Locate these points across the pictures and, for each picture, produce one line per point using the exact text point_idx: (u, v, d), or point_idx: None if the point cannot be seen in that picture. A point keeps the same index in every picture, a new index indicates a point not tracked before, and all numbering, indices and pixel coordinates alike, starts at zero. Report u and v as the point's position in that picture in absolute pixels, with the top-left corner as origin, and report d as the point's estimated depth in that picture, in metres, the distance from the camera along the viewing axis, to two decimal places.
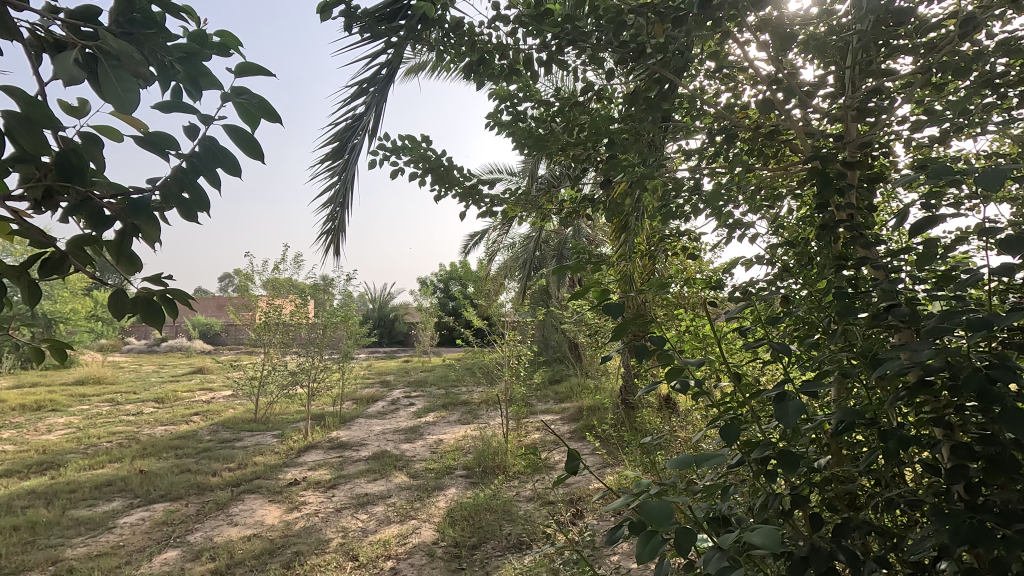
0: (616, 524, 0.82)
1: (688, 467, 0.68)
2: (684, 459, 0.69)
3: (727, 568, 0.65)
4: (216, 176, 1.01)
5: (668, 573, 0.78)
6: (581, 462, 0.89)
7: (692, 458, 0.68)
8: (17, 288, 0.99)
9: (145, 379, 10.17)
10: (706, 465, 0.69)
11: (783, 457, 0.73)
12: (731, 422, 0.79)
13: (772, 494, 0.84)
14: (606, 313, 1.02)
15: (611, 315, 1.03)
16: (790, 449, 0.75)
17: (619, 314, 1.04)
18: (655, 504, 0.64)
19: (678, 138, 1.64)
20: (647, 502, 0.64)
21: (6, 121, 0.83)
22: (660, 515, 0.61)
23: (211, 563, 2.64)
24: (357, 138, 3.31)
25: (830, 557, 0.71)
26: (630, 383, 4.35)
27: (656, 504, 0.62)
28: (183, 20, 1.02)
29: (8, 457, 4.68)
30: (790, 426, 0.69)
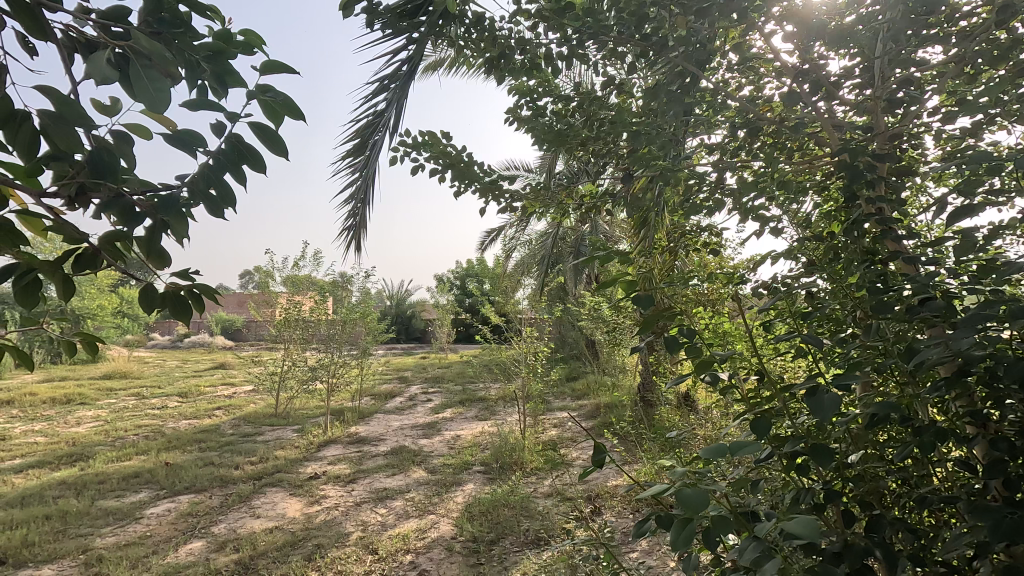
0: (643, 517, 0.81)
1: (723, 457, 0.67)
2: (718, 448, 0.68)
3: (764, 560, 0.65)
4: (242, 173, 1.04)
5: (695, 568, 0.77)
6: (607, 456, 0.88)
7: (726, 448, 0.67)
8: (52, 283, 1.03)
9: (168, 374, 10.39)
10: (740, 456, 0.68)
11: (816, 451, 0.72)
12: (760, 416, 0.78)
13: (802, 489, 0.83)
14: (636, 305, 1.06)
15: (642, 308, 1.04)
16: (822, 443, 0.73)
17: (651, 308, 1.06)
18: (689, 493, 0.63)
19: (699, 132, 1.63)
20: (683, 491, 0.63)
21: (41, 120, 0.86)
22: (696, 505, 0.60)
23: (235, 554, 2.69)
24: (379, 134, 3.34)
25: (865, 554, 0.70)
26: (648, 381, 4.32)
27: (691, 492, 0.62)
28: (210, 19, 1.04)
29: (40, 448, 4.82)
30: (825, 419, 0.67)
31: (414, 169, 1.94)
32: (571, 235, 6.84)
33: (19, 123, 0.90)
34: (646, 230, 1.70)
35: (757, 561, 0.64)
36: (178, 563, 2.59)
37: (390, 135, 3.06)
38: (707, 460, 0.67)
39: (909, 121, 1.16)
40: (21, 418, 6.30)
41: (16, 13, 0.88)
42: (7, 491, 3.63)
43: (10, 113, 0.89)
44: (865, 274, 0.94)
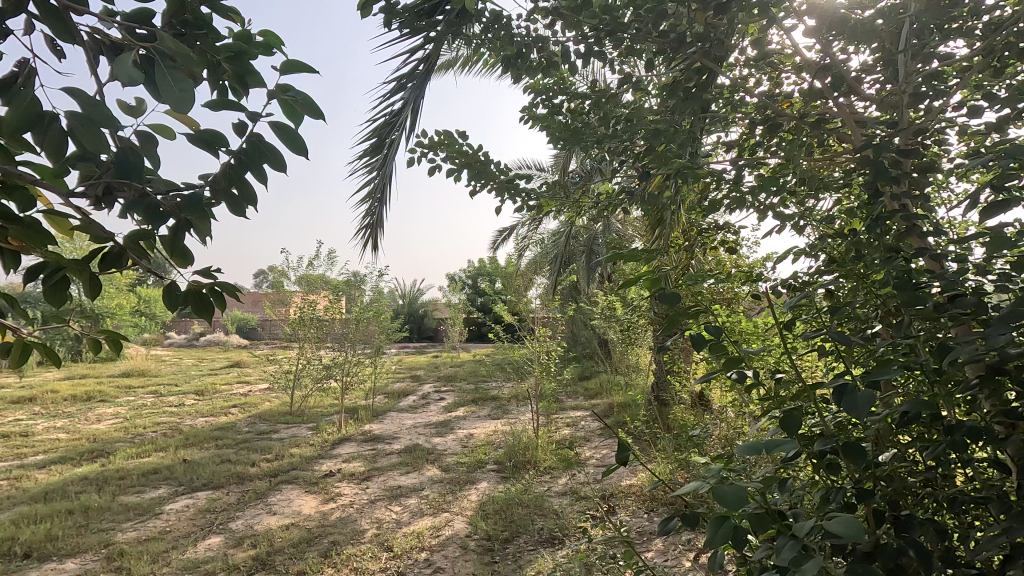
0: (668, 515, 0.80)
1: (759, 455, 0.66)
2: (754, 446, 0.67)
3: (801, 559, 0.63)
4: (263, 172, 1.05)
5: (722, 566, 0.76)
6: (632, 454, 0.88)
7: (763, 445, 0.66)
8: (79, 281, 1.05)
9: (185, 373, 10.54)
10: (776, 454, 0.66)
11: (848, 449, 0.71)
12: (789, 413, 0.77)
13: (832, 489, 0.82)
14: (658, 302, 1.12)
15: (668, 306, 1.08)
16: (854, 442, 0.72)
17: (676, 304, 1.10)
18: (727, 491, 0.63)
19: (716, 129, 1.62)
20: (719, 490, 0.62)
21: (69, 121, 0.87)
22: (734, 504, 0.59)
23: (252, 550, 2.72)
24: (395, 134, 3.36)
25: (899, 554, 0.69)
26: (662, 380, 4.30)
27: (728, 493, 0.61)
28: (230, 20, 1.05)
29: (62, 444, 4.92)
30: (860, 417, 0.66)
31: (430, 169, 1.96)
32: (584, 234, 6.83)
33: (47, 124, 0.92)
34: (662, 228, 1.69)
35: (794, 560, 0.63)
36: (197, 558, 2.62)
37: (407, 134, 3.08)
38: (742, 457, 0.66)
39: (934, 116, 1.14)
40: (43, 414, 6.42)
41: (44, 16, 0.90)
42: (31, 486, 3.70)
43: (37, 114, 0.91)
44: (890, 271, 0.92)
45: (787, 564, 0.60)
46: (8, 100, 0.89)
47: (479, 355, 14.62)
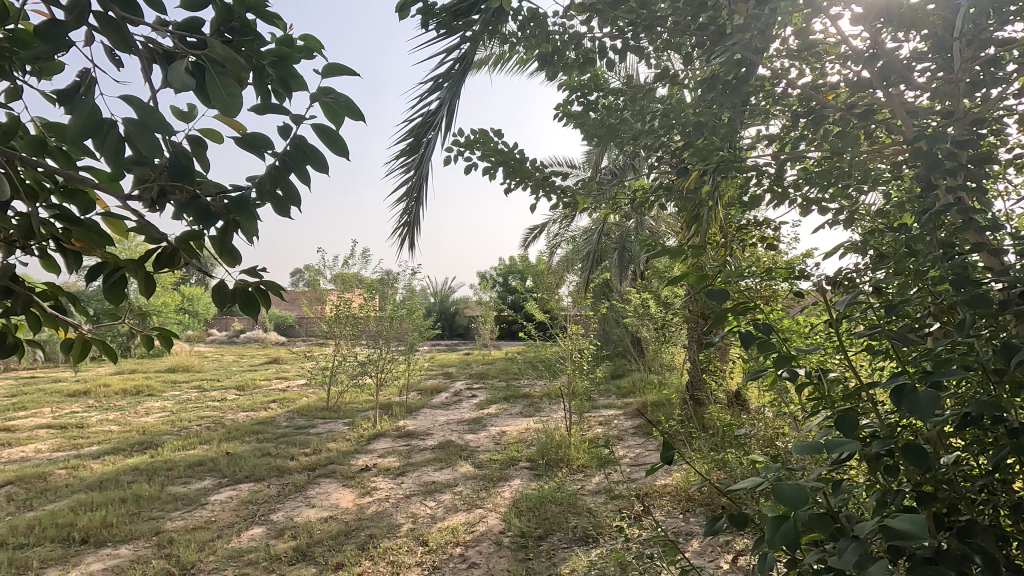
0: (716, 515, 0.79)
1: (818, 454, 0.64)
2: (812, 445, 0.65)
3: (865, 560, 0.62)
4: (306, 173, 1.08)
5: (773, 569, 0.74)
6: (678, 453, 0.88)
7: (821, 444, 0.64)
8: (135, 280, 1.10)
9: (227, 368, 10.90)
10: (835, 452, 0.65)
11: (909, 451, 0.69)
12: (845, 413, 0.75)
13: (889, 492, 0.79)
14: (708, 299, 1.07)
15: (716, 300, 1.05)
16: (915, 444, 0.70)
17: (724, 300, 1.06)
18: (785, 489, 0.61)
19: (756, 123, 1.58)
20: (777, 487, 0.61)
21: (127, 127, 0.91)
22: (795, 501, 0.58)
23: (293, 541, 2.80)
24: (431, 134, 3.40)
25: (963, 560, 0.66)
26: (697, 380, 4.22)
27: (790, 489, 0.60)
28: (274, 26, 1.08)
29: (114, 436, 5.15)
30: (924, 418, 0.64)
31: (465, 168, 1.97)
32: (616, 231, 6.77)
33: (105, 131, 0.96)
34: (699, 225, 1.67)
35: (858, 562, 0.61)
36: (240, 548, 2.71)
37: (443, 134, 3.11)
38: (799, 456, 0.64)
39: (992, 104, 1.09)
40: (97, 407, 6.75)
41: (103, 27, 0.94)
42: (87, 475, 3.90)
43: (97, 121, 0.95)
44: (947, 267, 0.89)
45: (849, 566, 0.58)
46: (70, 108, 0.93)
47: (511, 353, 14.66)
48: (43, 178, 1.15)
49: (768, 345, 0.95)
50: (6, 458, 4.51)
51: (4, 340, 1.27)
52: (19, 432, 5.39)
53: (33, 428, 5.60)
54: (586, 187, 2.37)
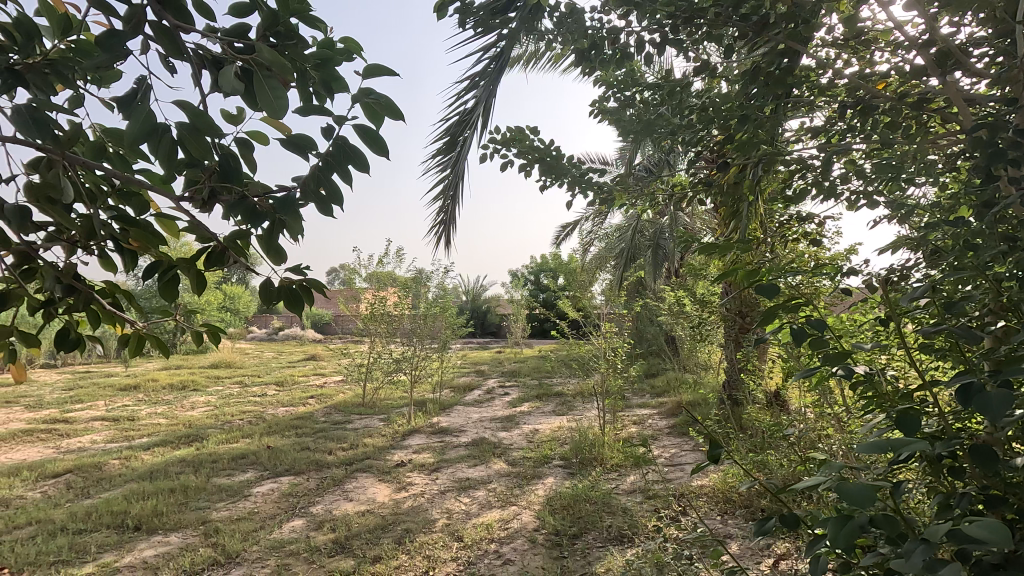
0: (766, 515, 0.77)
1: (884, 453, 0.60)
2: (876, 443, 0.61)
3: (934, 564, 0.59)
4: (347, 173, 1.10)
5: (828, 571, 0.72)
6: (723, 449, 0.91)
7: (886, 442, 0.61)
8: (187, 277, 1.15)
9: (267, 364, 11.23)
10: (901, 452, 0.62)
11: (978, 452, 0.65)
12: (907, 412, 0.72)
13: (954, 495, 0.76)
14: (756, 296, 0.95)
15: (765, 297, 0.94)
16: (984, 445, 0.67)
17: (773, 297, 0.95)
18: (850, 489, 0.59)
19: (799, 114, 1.54)
20: (842, 487, 0.59)
21: (180, 130, 0.95)
22: (862, 502, 0.56)
23: (332, 533, 2.86)
24: (467, 133, 3.42)
25: None
26: (734, 379, 4.14)
27: (856, 489, 0.58)
28: (316, 30, 1.11)
29: (163, 429, 5.38)
30: (998, 418, 0.61)
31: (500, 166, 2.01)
32: (650, 228, 6.68)
33: (160, 135, 1.01)
34: (739, 221, 1.64)
35: (926, 566, 0.59)
36: (282, 538, 2.79)
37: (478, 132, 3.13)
38: (862, 455, 0.61)
39: None
40: (147, 401, 7.05)
41: (157, 35, 0.98)
42: (139, 466, 4.07)
43: (152, 125, 1.00)
44: (1012, 261, 0.84)
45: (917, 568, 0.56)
46: (127, 114, 0.98)
47: (542, 351, 14.65)
48: (103, 182, 1.20)
49: (820, 342, 0.92)
50: (65, 448, 4.76)
51: (68, 337, 1.34)
52: (76, 424, 5.68)
53: (89, 420, 5.89)
54: (622, 183, 2.35)
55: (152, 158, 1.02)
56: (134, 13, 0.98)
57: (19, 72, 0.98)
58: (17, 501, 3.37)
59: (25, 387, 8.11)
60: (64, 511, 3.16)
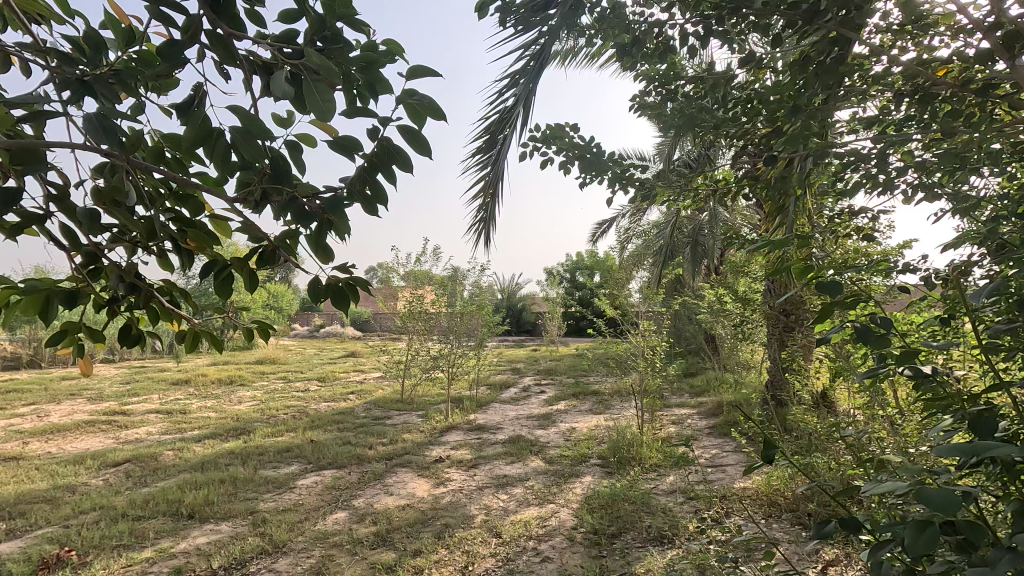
0: (825, 518, 0.75)
1: (965, 458, 0.58)
2: (957, 447, 0.59)
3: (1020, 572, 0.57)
4: (392, 173, 1.12)
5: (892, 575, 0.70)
6: (779, 452, 0.95)
7: (971, 447, 0.58)
8: (242, 275, 1.19)
9: (309, 361, 11.56)
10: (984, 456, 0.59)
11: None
12: (985, 415, 0.69)
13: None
14: (818, 293, 0.89)
15: (826, 295, 0.88)
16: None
17: (836, 295, 0.89)
18: (933, 496, 0.57)
19: (851, 104, 1.49)
20: (920, 491, 0.58)
21: (234, 134, 0.99)
22: (948, 509, 0.54)
23: (373, 526, 2.93)
24: (507, 131, 3.44)
25: None
26: (778, 379, 4.02)
27: (938, 494, 0.56)
28: (360, 32, 1.13)
29: (212, 422, 5.60)
30: None
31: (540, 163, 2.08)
32: (688, 225, 6.55)
33: (215, 140, 1.05)
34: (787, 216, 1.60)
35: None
36: (326, 530, 2.87)
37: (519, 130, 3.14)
38: (942, 460, 0.58)
39: None
40: (197, 395, 7.36)
41: (211, 44, 1.02)
42: (191, 457, 4.25)
43: (208, 131, 1.04)
44: None
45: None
46: (185, 120, 1.02)
47: (578, 349, 14.56)
48: (162, 186, 1.26)
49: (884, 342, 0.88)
50: (124, 438, 5.01)
51: (130, 333, 1.41)
52: (133, 416, 5.97)
53: (145, 412, 6.18)
54: (663, 179, 2.32)
55: (208, 162, 1.06)
56: (191, 23, 1.02)
57: (87, 83, 1.03)
58: (81, 488, 3.57)
59: (87, 380, 8.59)
60: (124, 498, 3.33)
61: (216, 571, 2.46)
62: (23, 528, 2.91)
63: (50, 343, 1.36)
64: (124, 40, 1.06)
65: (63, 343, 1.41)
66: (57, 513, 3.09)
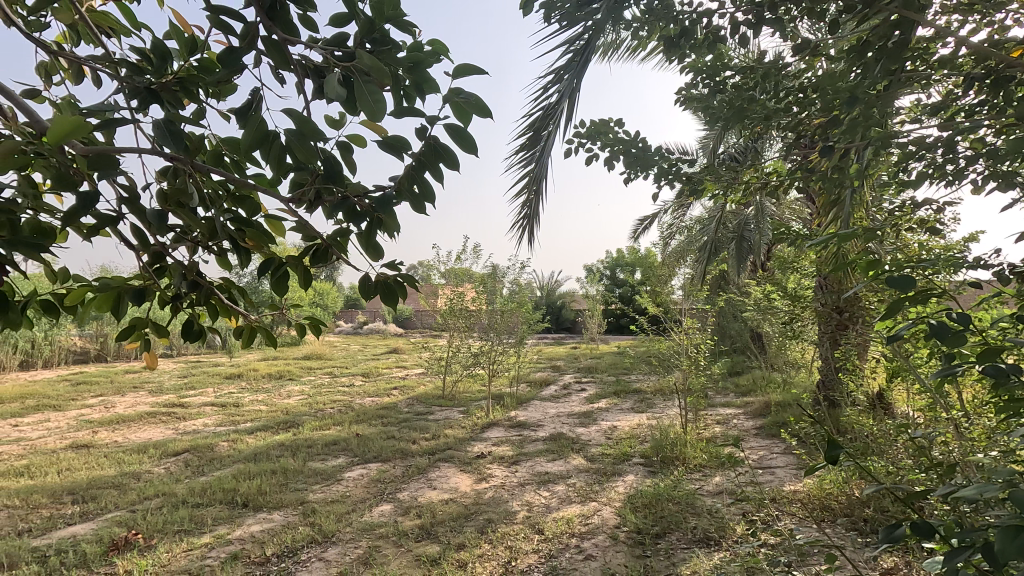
0: (896, 522, 0.73)
1: None
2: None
3: None
4: (439, 171, 1.14)
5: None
6: (843, 453, 0.95)
7: None
8: (296, 272, 1.24)
9: (353, 357, 11.85)
10: None
11: None
12: None
13: None
14: (888, 288, 0.85)
15: (897, 290, 0.84)
16: None
17: (907, 290, 0.84)
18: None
19: (914, 91, 1.42)
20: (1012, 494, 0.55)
21: (290, 136, 1.02)
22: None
23: (418, 519, 2.98)
24: (550, 127, 3.44)
25: None
26: (831, 379, 3.87)
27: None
28: (406, 33, 1.15)
29: (263, 415, 5.82)
30: None
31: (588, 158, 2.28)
32: (734, 220, 6.38)
33: (271, 142, 1.09)
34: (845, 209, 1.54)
35: None
36: (373, 522, 2.95)
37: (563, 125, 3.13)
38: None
39: None
40: (249, 389, 7.67)
41: (268, 49, 1.06)
42: (244, 448, 4.44)
43: (264, 133, 1.08)
44: None
45: None
46: (243, 123, 1.06)
47: (619, 347, 14.40)
48: (221, 187, 1.31)
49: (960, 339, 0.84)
50: (183, 429, 5.27)
51: (191, 328, 1.48)
52: (191, 408, 6.27)
53: (201, 405, 6.49)
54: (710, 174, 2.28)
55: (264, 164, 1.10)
56: (249, 30, 1.06)
57: (154, 91, 1.09)
58: (145, 475, 3.78)
59: (149, 373, 9.08)
60: (184, 486, 3.50)
61: (269, 558, 2.55)
62: (94, 512, 3.09)
63: (119, 338, 1.45)
64: (187, 49, 1.11)
65: (130, 337, 1.49)
66: (124, 498, 3.27)
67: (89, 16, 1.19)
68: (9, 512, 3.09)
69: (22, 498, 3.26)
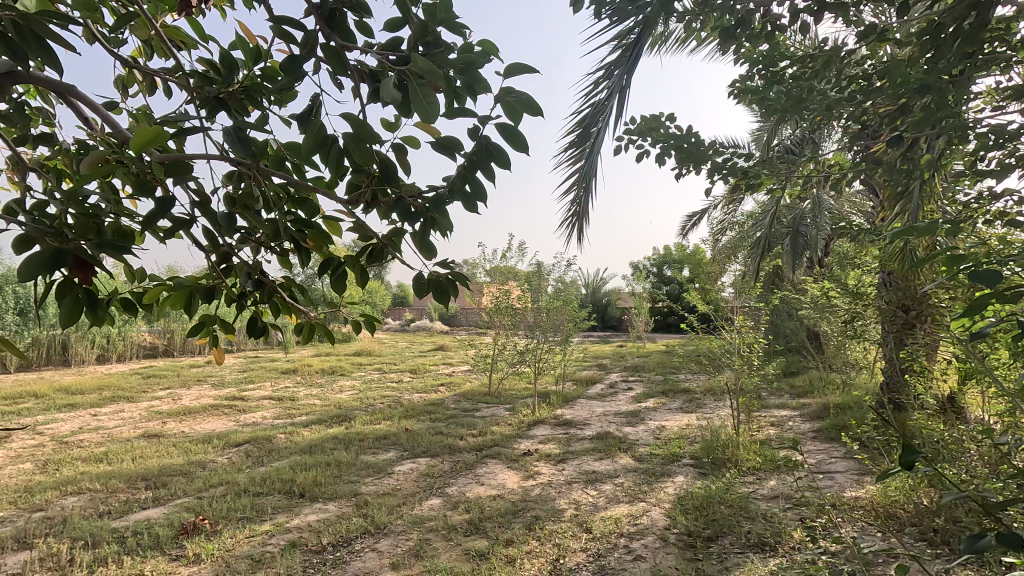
0: (979, 531, 0.68)
1: None
2: None
3: None
4: (490, 170, 1.15)
5: None
6: (919, 458, 0.90)
7: None
8: (354, 271, 1.28)
9: (401, 353, 12.13)
10: None
11: None
12: None
13: None
14: (971, 283, 0.79)
15: (982, 285, 0.78)
16: None
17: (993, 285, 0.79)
18: None
19: (991, 75, 1.34)
20: None
21: (348, 140, 1.05)
22: None
23: (466, 514, 3.02)
24: (600, 124, 3.42)
25: None
26: (896, 380, 3.67)
27: None
28: (458, 35, 1.17)
29: (318, 409, 6.04)
30: None
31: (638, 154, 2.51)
32: (789, 214, 6.14)
33: (329, 146, 1.13)
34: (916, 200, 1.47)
35: None
36: (423, 515, 3.01)
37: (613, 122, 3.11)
38: None
39: None
40: (304, 384, 7.97)
41: (326, 56, 1.10)
42: (300, 440, 4.62)
43: (324, 137, 1.12)
44: None
45: None
46: (304, 128, 1.11)
47: (667, 345, 14.13)
48: (283, 190, 1.37)
49: None
50: (244, 421, 5.53)
51: (255, 325, 1.55)
52: (250, 401, 6.57)
53: (260, 398, 6.79)
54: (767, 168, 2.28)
55: (324, 167, 1.14)
56: (309, 38, 1.10)
57: (222, 100, 1.15)
58: (210, 464, 3.99)
59: (212, 368, 9.57)
60: (246, 475, 3.68)
61: (325, 547, 2.65)
62: (165, 497, 3.29)
63: (191, 334, 1.54)
64: (252, 59, 1.16)
65: (201, 333, 1.58)
66: (192, 485, 3.47)
67: (163, 31, 1.26)
68: (91, 495, 3.33)
69: (101, 483, 3.51)
